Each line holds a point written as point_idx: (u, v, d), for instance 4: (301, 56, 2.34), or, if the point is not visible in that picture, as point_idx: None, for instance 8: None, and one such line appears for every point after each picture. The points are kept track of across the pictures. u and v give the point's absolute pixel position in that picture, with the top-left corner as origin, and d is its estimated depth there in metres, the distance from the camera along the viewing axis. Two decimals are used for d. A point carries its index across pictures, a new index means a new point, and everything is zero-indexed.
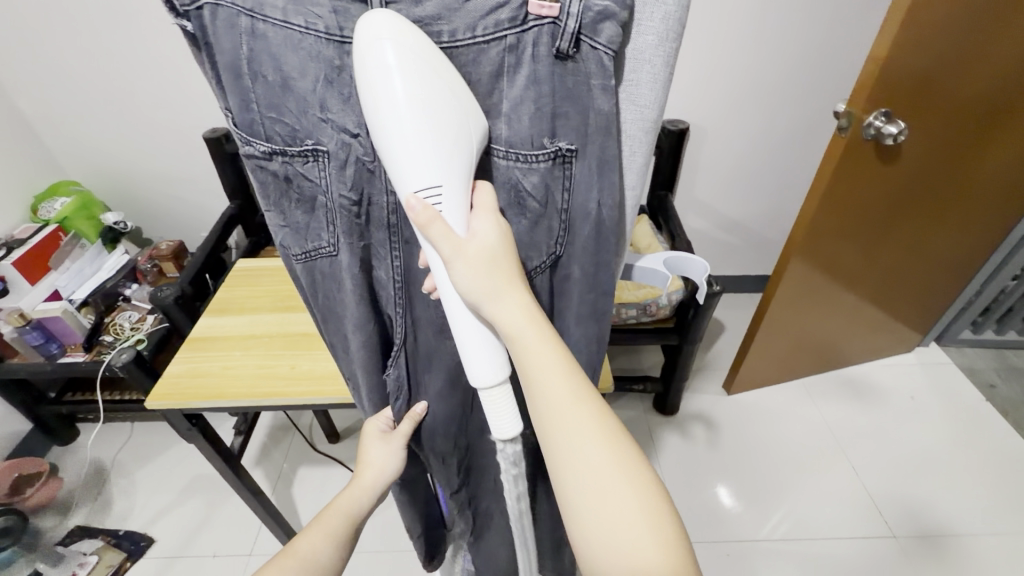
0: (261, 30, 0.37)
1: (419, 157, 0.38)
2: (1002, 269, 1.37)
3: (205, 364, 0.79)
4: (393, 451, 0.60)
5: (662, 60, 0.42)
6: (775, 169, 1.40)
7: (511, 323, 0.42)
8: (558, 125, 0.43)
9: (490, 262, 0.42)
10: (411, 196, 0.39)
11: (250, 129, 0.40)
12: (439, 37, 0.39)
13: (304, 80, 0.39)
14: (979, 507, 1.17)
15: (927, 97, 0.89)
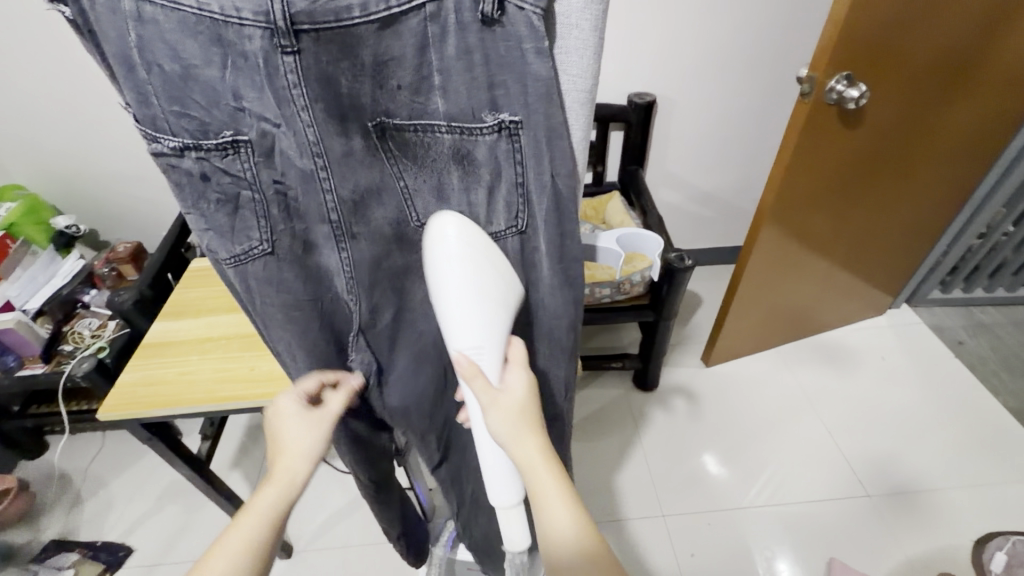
0: (149, 13, 0.35)
1: (466, 323, 0.46)
2: (968, 227, 1.38)
3: (160, 371, 0.76)
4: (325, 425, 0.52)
5: (590, 25, 0.40)
6: (744, 139, 1.39)
7: (527, 456, 0.45)
8: (498, 97, 0.42)
9: (519, 409, 0.46)
10: (459, 351, 0.47)
11: (153, 125, 0.38)
12: (349, 11, 0.36)
13: (209, 68, 0.37)
14: (949, 460, 1.21)
15: (887, 58, 0.88)
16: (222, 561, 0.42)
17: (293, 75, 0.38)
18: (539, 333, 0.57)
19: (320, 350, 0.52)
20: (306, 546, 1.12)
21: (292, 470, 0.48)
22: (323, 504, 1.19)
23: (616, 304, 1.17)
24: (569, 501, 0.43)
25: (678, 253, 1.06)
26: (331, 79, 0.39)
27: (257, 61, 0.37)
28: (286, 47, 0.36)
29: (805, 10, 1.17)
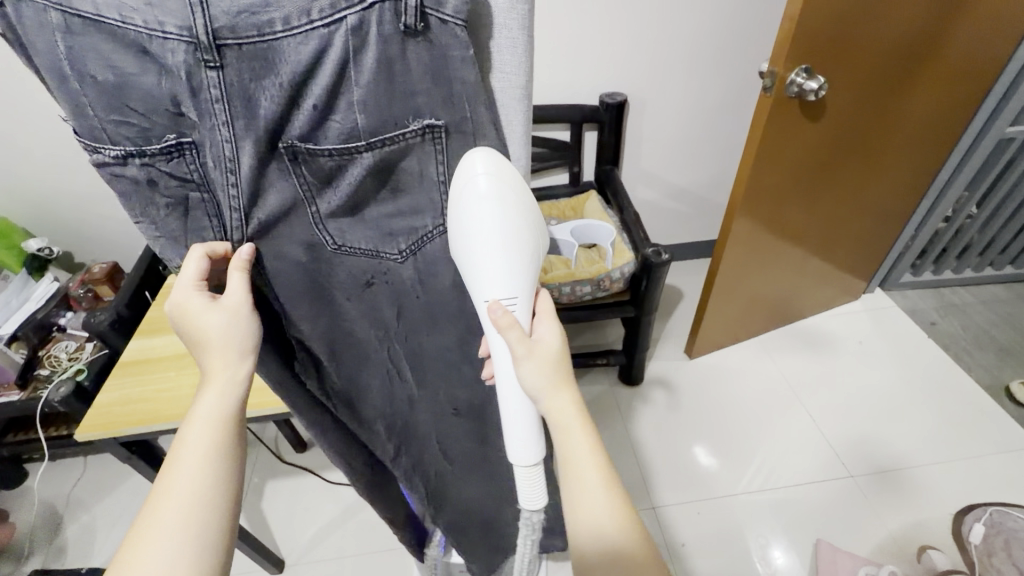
0: (77, 27, 0.33)
1: (501, 271, 0.41)
2: (934, 211, 1.42)
3: (136, 389, 0.75)
4: (238, 318, 0.45)
5: (519, 24, 0.39)
6: (716, 135, 1.42)
7: (563, 420, 0.44)
8: (418, 101, 0.39)
9: (554, 359, 0.45)
10: (493, 300, 0.42)
11: (91, 136, 0.36)
12: (272, 26, 0.35)
13: (146, 75, 0.35)
14: (927, 438, 1.24)
15: (846, 46, 0.91)
16: (189, 468, 0.41)
17: (216, 90, 0.36)
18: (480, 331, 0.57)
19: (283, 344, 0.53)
20: (298, 560, 1.11)
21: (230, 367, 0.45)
22: (313, 517, 1.18)
23: (598, 302, 1.18)
24: (592, 442, 0.45)
25: (655, 248, 1.08)
26: (251, 98, 0.36)
27: (181, 75, 0.35)
28: (208, 62, 0.35)
29: (766, 7, 1.21)
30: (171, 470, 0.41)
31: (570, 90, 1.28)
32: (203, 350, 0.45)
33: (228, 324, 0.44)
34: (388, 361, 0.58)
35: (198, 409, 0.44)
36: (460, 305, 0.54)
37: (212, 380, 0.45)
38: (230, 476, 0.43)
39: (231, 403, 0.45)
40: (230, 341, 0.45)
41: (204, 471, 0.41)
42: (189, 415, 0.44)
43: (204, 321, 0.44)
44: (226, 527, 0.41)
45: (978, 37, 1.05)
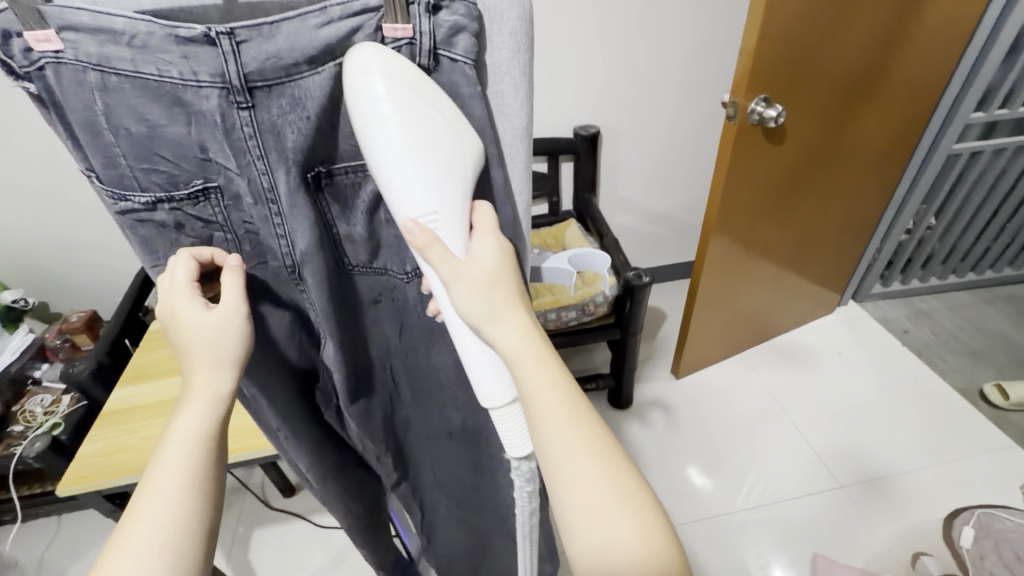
0: (115, 83, 0.34)
1: (409, 187, 0.38)
2: (896, 224, 1.50)
3: (124, 438, 0.74)
4: (219, 324, 0.41)
5: (520, 70, 0.41)
6: (688, 160, 1.49)
7: (510, 345, 0.40)
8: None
9: (489, 280, 0.41)
10: (408, 219, 0.39)
11: (120, 184, 0.37)
12: (299, 68, 0.36)
13: (176, 125, 0.37)
14: (912, 445, 1.27)
15: (800, 76, 0.98)
16: (156, 497, 0.36)
17: (249, 129, 0.37)
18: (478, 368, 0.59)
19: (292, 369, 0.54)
20: None
21: (212, 381, 0.41)
22: (304, 564, 1.14)
23: (584, 326, 1.20)
24: (569, 402, 0.39)
25: (636, 270, 1.12)
26: (282, 133, 0.38)
27: (213, 119, 0.36)
28: (241, 104, 0.36)
29: (725, 41, 1.29)
30: (145, 494, 0.36)
31: (546, 123, 1.33)
32: (186, 361, 0.41)
33: (215, 335, 0.41)
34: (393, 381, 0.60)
35: (178, 427, 0.39)
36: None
37: (194, 396, 0.40)
38: (211, 501, 0.38)
39: (211, 420, 0.40)
40: (216, 354, 0.41)
41: (183, 497, 0.37)
42: (168, 434, 0.39)
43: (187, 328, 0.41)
44: (202, 555, 0.36)
45: (920, 62, 1.13)
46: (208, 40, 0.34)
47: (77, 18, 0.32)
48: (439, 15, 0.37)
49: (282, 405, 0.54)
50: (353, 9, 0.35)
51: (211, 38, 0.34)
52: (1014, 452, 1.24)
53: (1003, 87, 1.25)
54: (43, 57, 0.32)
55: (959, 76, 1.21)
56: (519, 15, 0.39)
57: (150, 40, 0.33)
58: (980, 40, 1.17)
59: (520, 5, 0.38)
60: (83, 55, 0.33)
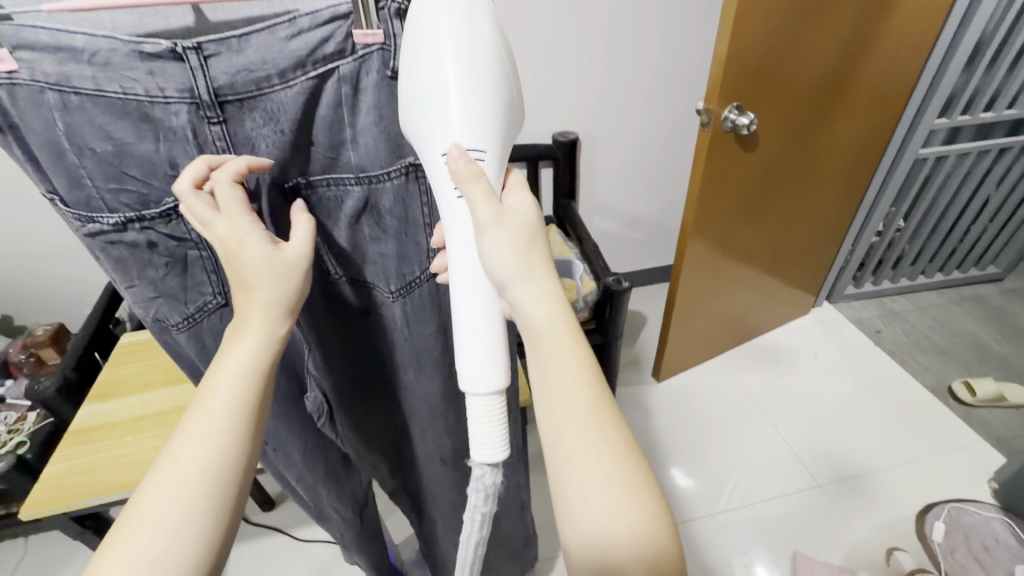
0: (76, 103, 0.33)
1: (465, 111, 0.35)
2: (867, 225, 1.54)
3: (94, 457, 0.72)
4: (276, 259, 0.37)
5: None
6: (663, 166, 1.51)
7: (541, 305, 0.37)
8: (403, 144, 0.41)
9: (530, 235, 0.39)
10: (455, 146, 0.36)
11: (88, 207, 0.36)
12: (269, 81, 0.36)
13: (143, 143, 0.36)
14: (885, 442, 1.30)
15: (770, 83, 1.00)
16: (201, 433, 0.34)
17: (221, 143, 0.37)
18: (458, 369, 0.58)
19: (279, 390, 0.53)
20: None
21: (267, 316, 0.37)
22: None
23: None
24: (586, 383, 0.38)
25: (616, 276, 1.12)
26: (255, 144, 0.38)
27: (184, 134, 0.36)
28: (212, 118, 0.36)
29: (695, 50, 1.31)
30: (194, 420, 0.35)
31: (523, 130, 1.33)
32: (238, 286, 0.37)
33: (280, 271, 0.37)
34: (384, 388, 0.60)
35: (228, 359, 0.36)
36: (443, 347, 0.55)
37: (247, 328, 0.37)
38: (255, 442, 0.37)
39: (265, 360, 0.37)
40: (278, 290, 0.38)
41: (229, 435, 0.35)
42: (218, 363, 0.37)
43: (249, 257, 0.37)
44: (234, 496, 0.35)
45: (886, 69, 1.16)
46: (175, 55, 0.33)
47: (35, 37, 0.31)
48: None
49: (270, 417, 0.54)
50: (323, 17, 0.35)
51: (178, 54, 0.33)
52: (981, 448, 1.28)
53: (965, 94, 1.29)
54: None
55: (924, 83, 1.26)
56: None
57: (113, 57, 0.32)
58: (941, 49, 1.21)
59: None
60: (40, 74, 0.32)
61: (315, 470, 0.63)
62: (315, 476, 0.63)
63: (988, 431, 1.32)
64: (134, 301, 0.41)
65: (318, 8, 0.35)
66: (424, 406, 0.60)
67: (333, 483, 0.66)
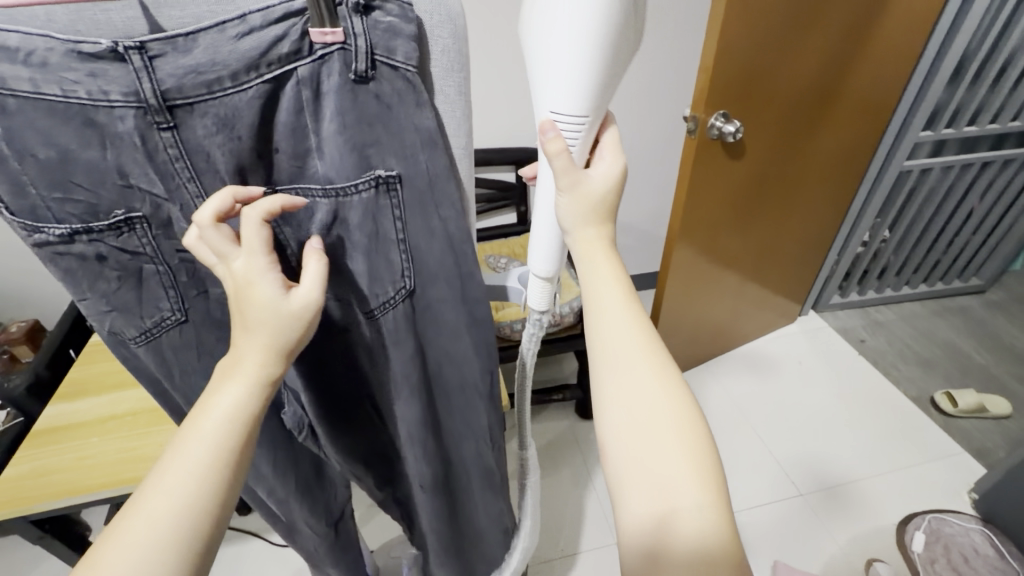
0: (13, 106, 0.31)
1: (568, 85, 0.39)
2: (853, 235, 1.54)
3: (52, 459, 0.70)
4: (274, 300, 0.36)
5: (456, 90, 0.39)
6: (652, 172, 1.51)
7: (587, 248, 0.44)
8: (371, 153, 0.38)
9: (603, 189, 0.44)
10: (550, 117, 0.41)
11: (33, 215, 0.34)
12: (221, 83, 0.34)
13: (88, 149, 0.34)
14: (868, 451, 1.30)
15: (759, 90, 1.00)
16: (179, 473, 0.34)
17: (174, 149, 0.35)
18: (441, 390, 0.55)
19: None
20: None
21: (258, 359, 0.37)
22: None
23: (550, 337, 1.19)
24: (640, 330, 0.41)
25: None
26: (209, 153, 0.36)
27: (131, 140, 0.34)
28: (161, 123, 0.34)
29: (683, 57, 1.31)
30: (174, 458, 0.34)
31: (510, 133, 1.32)
32: (238, 328, 0.37)
33: (283, 319, 0.36)
34: (366, 404, 0.58)
35: (214, 400, 0.36)
36: (420, 372, 0.50)
37: (238, 370, 0.36)
38: (234, 489, 0.35)
39: (252, 401, 0.36)
40: (277, 336, 0.37)
41: (205, 478, 0.34)
42: (205, 402, 0.36)
43: (257, 299, 0.36)
44: (207, 542, 0.34)
45: (872, 80, 1.17)
46: (117, 55, 0.31)
47: None
48: (373, 15, 0.34)
49: None
50: (277, 14, 0.33)
51: (119, 53, 0.31)
52: (962, 459, 1.29)
53: (949, 108, 1.31)
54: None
55: (909, 95, 1.27)
56: (449, 32, 0.37)
57: (49, 58, 0.30)
58: (925, 63, 1.22)
59: (451, 22, 0.36)
60: None
61: (286, 480, 0.61)
62: (286, 489, 0.62)
63: (969, 442, 1.33)
64: (89, 314, 0.40)
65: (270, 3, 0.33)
66: (405, 432, 0.55)
67: (306, 496, 0.65)
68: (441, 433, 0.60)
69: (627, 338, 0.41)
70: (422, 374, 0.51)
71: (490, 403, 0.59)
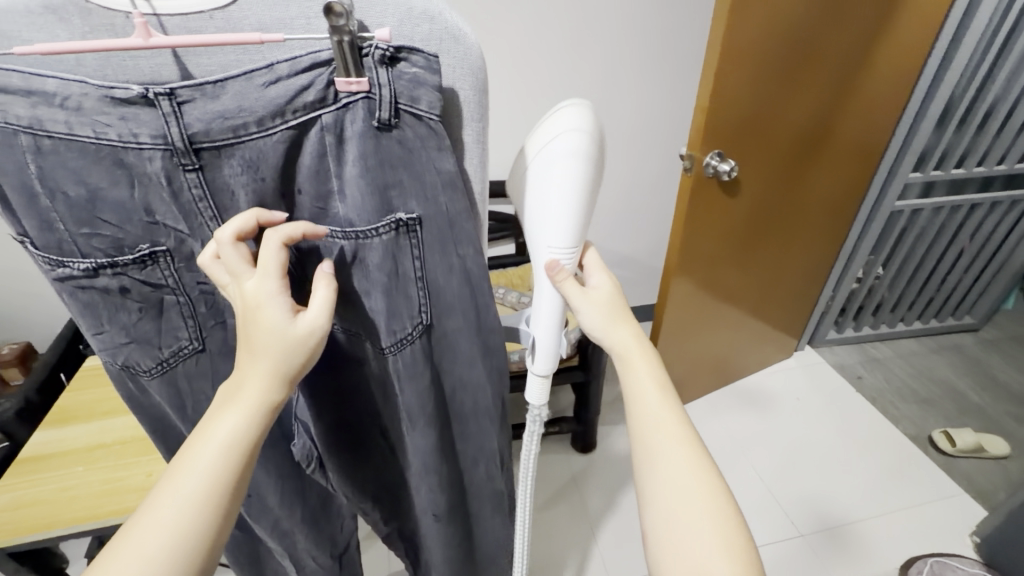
0: (49, 147, 0.32)
1: (562, 223, 0.43)
2: (847, 271, 1.56)
3: (36, 488, 0.68)
4: (279, 326, 0.36)
5: (473, 136, 0.39)
6: (650, 205, 1.53)
7: (620, 345, 0.47)
8: (392, 196, 0.38)
9: (613, 302, 0.48)
10: (552, 255, 0.44)
11: (59, 249, 0.35)
12: (246, 128, 0.34)
13: (116, 188, 0.34)
14: (868, 492, 1.28)
15: (753, 133, 1.03)
16: (177, 499, 0.34)
17: (198, 189, 0.36)
18: (455, 420, 0.56)
19: None
20: None
21: (260, 385, 0.37)
22: None
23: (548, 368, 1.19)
24: (671, 407, 0.46)
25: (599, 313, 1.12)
26: (233, 192, 0.37)
27: (158, 180, 0.35)
28: (187, 165, 0.34)
29: (682, 96, 1.34)
30: (173, 483, 0.35)
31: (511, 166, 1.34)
32: (243, 352, 0.37)
33: (289, 344, 0.37)
34: (378, 435, 0.58)
35: (213, 425, 0.36)
36: (435, 402, 0.50)
37: (236, 399, 0.36)
38: (233, 509, 0.37)
39: (252, 428, 0.37)
40: (280, 363, 0.37)
41: (202, 504, 0.35)
42: (205, 426, 0.36)
43: (265, 324, 0.36)
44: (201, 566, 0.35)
45: (863, 123, 1.21)
46: (147, 101, 0.32)
47: (7, 80, 0.30)
48: (398, 67, 0.34)
49: None
50: (303, 64, 0.33)
51: (150, 99, 0.32)
52: (963, 500, 1.27)
53: (937, 151, 1.35)
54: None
55: (898, 138, 1.30)
56: (472, 83, 0.37)
57: (84, 103, 0.31)
58: (914, 106, 1.25)
59: (473, 75, 0.36)
60: (12, 117, 0.31)
61: (293, 513, 0.60)
62: (290, 520, 0.61)
63: (969, 483, 1.32)
64: (105, 345, 0.40)
65: (297, 53, 0.33)
66: (419, 462, 0.55)
67: (311, 533, 0.65)
68: (455, 461, 0.60)
69: (656, 403, 0.46)
70: (437, 403, 0.51)
71: (500, 426, 0.59)
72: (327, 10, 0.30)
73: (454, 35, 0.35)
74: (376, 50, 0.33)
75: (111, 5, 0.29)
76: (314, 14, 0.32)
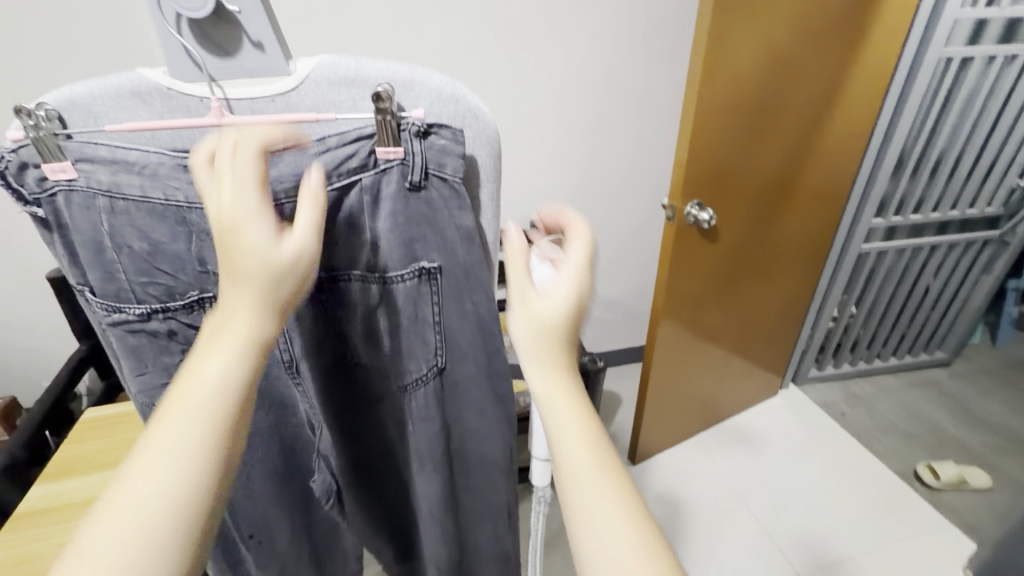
0: (121, 207, 0.36)
1: None
2: (822, 310, 1.64)
3: (34, 544, 0.67)
4: (263, 244, 0.33)
5: (489, 196, 0.44)
6: (637, 250, 1.60)
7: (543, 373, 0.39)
8: (417, 248, 0.43)
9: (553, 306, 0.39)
10: None
11: (117, 296, 0.38)
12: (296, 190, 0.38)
13: (176, 242, 0.38)
14: (860, 528, 1.30)
15: (728, 185, 1.12)
16: (164, 451, 0.31)
17: None
18: (462, 462, 0.57)
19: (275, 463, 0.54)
20: None
21: (251, 316, 0.33)
22: None
23: None
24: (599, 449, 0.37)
25: (592, 355, 1.16)
26: None
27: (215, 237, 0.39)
28: None
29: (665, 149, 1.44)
30: (157, 435, 0.31)
31: (502, 216, 1.41)
32: (225, 279, 0.33)
33: (275, 264, 0.33)
34: (392, 467, 0.61)
35: (200, 367, 0.32)
36: (444, 447, 0.53)
37: (223, 333, 0.33)
38: (230, 459, 0.33)
39: (241, 367, 0.33)
40: (267, 288, 0.33)
41: (194, 456, 0.31)
42: (189, 371, 0.33)
43: (246, 242, 0.33)
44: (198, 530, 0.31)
45: (828, 173, 1.32)
46: None
47: (95, 152, 0.34)
48: (429, 139, 0.39)
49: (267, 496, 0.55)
50: (350, 137, 0.38)
51: None
52: (952, 533, 1.29)
53: (895, 197, 1.46)
54: (57, 185, 0.35)
55: (859, 185, 1.41)
56: (488, 152, 0.42)
57: (160, 169, 0.35)
58: (870, 158, 1.37)
59: (489, 143, 0.41)
60: (94, 182, 0.35)
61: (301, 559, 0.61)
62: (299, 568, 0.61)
63: (957, 516, 1.34)
64: (143, 386, 0.42)
65: (346, 129, 0.38)
66: (426, 510, 0.57)
67: None
68: (459, 510, 0.61)
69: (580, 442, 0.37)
70: (445, 450, 0.54)
71: (508, 479, 0.59)
72: (376, 96, 0.35)
73: (475, 114, 0.40)
74: (412, 125, 0.38)
75: (190, 91, 0.35)
76: (361, 97, 0.38)
